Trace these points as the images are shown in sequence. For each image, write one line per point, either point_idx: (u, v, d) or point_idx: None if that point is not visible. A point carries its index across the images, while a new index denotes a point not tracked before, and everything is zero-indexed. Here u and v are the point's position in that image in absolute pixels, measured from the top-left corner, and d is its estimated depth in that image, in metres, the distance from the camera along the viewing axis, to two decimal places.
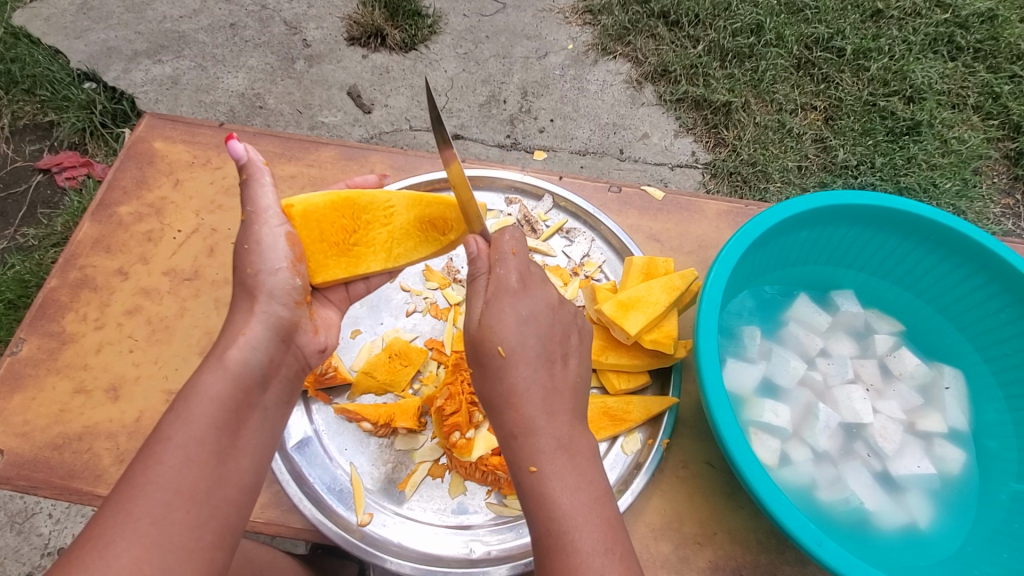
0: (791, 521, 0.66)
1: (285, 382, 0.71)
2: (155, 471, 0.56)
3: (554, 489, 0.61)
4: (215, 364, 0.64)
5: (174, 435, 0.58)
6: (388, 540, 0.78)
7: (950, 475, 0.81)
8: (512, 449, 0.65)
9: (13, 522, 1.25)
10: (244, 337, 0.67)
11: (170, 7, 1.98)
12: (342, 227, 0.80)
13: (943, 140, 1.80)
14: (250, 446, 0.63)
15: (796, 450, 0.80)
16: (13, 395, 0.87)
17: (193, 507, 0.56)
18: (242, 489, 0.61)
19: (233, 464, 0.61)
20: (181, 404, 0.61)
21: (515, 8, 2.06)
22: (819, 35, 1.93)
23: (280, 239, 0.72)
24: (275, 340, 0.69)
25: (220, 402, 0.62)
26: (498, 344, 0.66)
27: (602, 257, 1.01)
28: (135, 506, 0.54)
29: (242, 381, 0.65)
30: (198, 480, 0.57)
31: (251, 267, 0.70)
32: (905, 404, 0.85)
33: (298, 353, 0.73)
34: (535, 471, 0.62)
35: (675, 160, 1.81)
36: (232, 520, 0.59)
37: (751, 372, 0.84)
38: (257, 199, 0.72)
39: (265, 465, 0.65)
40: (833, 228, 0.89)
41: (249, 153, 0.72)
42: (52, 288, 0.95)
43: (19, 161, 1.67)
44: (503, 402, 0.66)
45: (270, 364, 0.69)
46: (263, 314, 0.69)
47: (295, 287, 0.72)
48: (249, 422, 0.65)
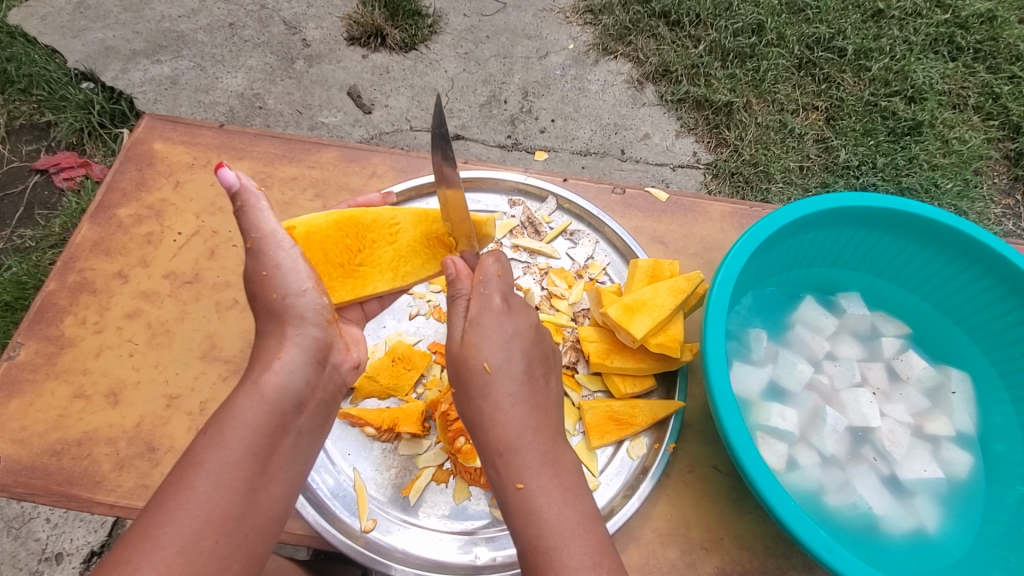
0: (801, 528, 0.65)
1: (322, 406, 0.70)
2: (187, 496, 0.55)
3: (542, 505, 0.61)
4: (251, 389, 0.64)
5: (206, 459, 0.58)
6: (394, 547, 0.77)
7: (957, 480, 0.81)
8: (496, 468, 0.64)
9: (10, 527, 1.24)
10: (280, 361, 0.67)
11: (169, 6, 1.97)
12: (347, 246, 0.81)
13: (944, 140, 1.80)
14: (282, 473, 0.63)
15: (803, 455, 0.79)
16: (11, 400, 0.86)
17: (220, 535, 0.55)
18: (272, 519, 0.60)
19: (263, 493, 0.60)
20: (218, 427, 0.61)
21: (515, 8, 2.05)
22: (820, 35, 1.92)
23: (297, 261, 0.71)
24: (312, 363, 0.69)
25: (256, 427, 0.62)
26: (484, 360, 0.66)
27: (607, 259, 1.00)
28: (163, 533, 0.52)
29: (278, 406, 0.65)
30: (229, 508, 0.57)
31: (276, 293, 0.69)
32: (912, 407, 0.85)
33: (335, 376, 0.74)
34: (521, 487, 0.62)
35: (676, 160, 1.80)
36: (257, 550, 0.58)
37: (757, 375, 0.84)
38: (259, 225, 0.69)
39: (293, 495, 0.64)
40: (840, 231, 0.88)
41: (241, 179, 0.68)
42: (50, 291, 0.93)
43: (16, 161, 1.66)
44: (509, 414, 0.66)
45: (309, 389, 0.69)
46: (297, 338, 0.69)
47: (323, 306, 0.72)
48: (281, 448, 0.64)
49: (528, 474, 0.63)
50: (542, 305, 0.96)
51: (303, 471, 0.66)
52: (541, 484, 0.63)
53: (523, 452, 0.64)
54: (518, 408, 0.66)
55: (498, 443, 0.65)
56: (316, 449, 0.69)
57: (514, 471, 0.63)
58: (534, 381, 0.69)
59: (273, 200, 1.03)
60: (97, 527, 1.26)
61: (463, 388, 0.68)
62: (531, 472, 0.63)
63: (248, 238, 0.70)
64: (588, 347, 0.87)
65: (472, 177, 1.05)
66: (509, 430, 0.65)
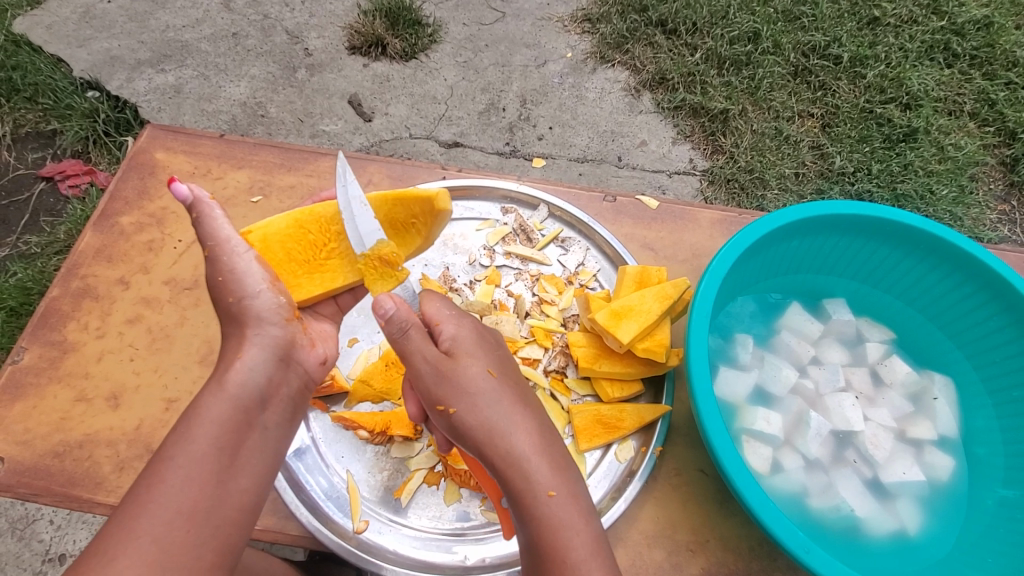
0: (780, 530, 0.66)
1: (287, 401, 0.72)
2: (158, 488, 0.58)
3: (570, 514, 0.63)
4: (215, 387, 0.66)
5: (176, 454, 0.60)
6: (384, 548, 0.79)
7: (939, 482, 0.82)
8: (524, 477, 0.65)
9: (14, 529, 1.26)
10: (242, 360, 0.69)
11: (173, 16, 2.01)
12: (310, 242, 0.82)
13: (940, 146, 1.81)
14: (250, 466, 0.64)
15: (787, 458, 0.80)
16: (14, 404, 0.88)
17: (192, 525, 0.57)
18: (244, 510, 0.62)
19: (232, 485, 0.62)
20: (186, 425, 0.63)
21: (514, 16, 2.08)
22: (815, 43, 1.94)
23: (252, 263, 0.73)
24: (274, 360, 0.71)
25: (221, 423, 0.64)
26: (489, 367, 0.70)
27: (597, 266, 1.02)
28: (137, 525, 0.55)
29: (242, 402, 0.66)
30: (199, 499, 0.59)
31: (233, 296, 0.72)
32: (895, 411, 0.86)
33: (300, 370, 0.75)
34: (554, 495, 0.63)
35: (673, 167, 1.82)
36: (231, 540, 0.59)
37: (743, 379, 0.85)
38: (216, 233, 0.73)
39: (267, 488, 0.66)
40: (824, 238, 0.90)
41: (193, 191, 0.72)
42: (54, 297, 0.96)
43: (21, 169, 1.69)
44: (521, 418, 0.68)
45: (270, 386, 0.70)
46: (256, 337, 0.71)
47: (280, 305, 0.74)
48: (248, 442, 0.65)
49: (557, 482, 0.65)
50: (533, 310, 0.98)
51: (275, 464, 0.68)
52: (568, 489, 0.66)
53: (542, 454, 0.66)
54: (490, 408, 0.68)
55: (525, 448, 0.66)
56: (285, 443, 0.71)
57: (547, 477, 0.65)
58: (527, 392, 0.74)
59: (271, 208, 1.06)
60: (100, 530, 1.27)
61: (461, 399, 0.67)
62: (552, 475, 0.65)
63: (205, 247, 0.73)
64: (577, 352, 0.88)
65: (465, 185, 1.07)
66: (524, 433, 0.67)
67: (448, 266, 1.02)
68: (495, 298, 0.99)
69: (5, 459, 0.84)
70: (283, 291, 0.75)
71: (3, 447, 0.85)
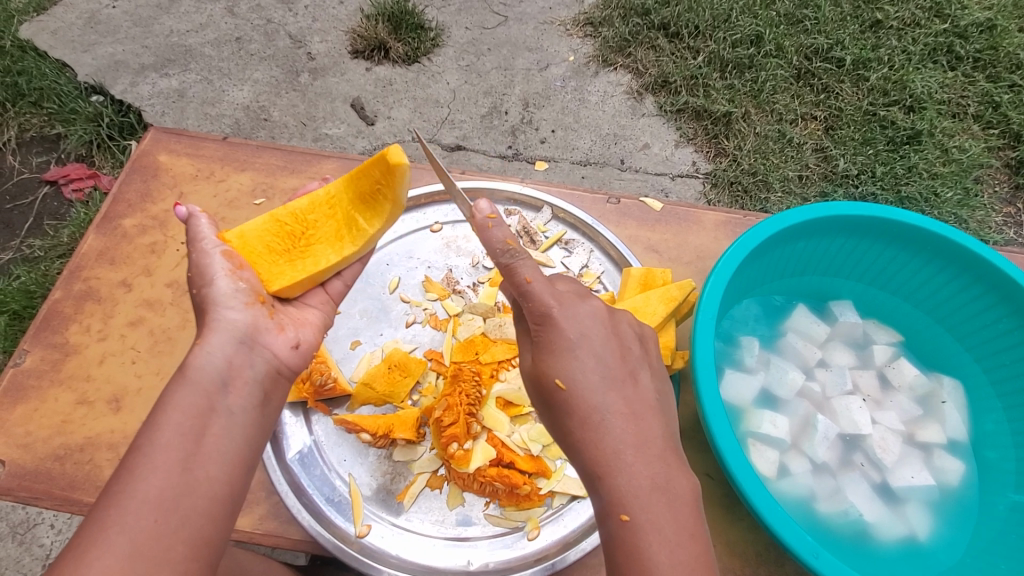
0: (788, 534, 0.65)
1: (252, 383, 0.69)
2: (126, 480, 0.57)
3: (649, 544, 0.54)
4: (178, 378, 0.65)
5: (143, 445, 0.59)
6: (386, 552, 0.78)
7: (948, 487, 0.81)
8: (596, 496, 0.59)
9: (16, 533, 1.26)
10: (203, 347, 0.67)
11: (177, 22, 2.02)
12: (289, 234, 0.83)
13: (944, 148, 1.80)
14: (217, 453, 0.62)
15: (794, 462, 0.80)
16: (15, 407, 0.88)
17: (161, 516, 0.56)
18: (216, 500, 0.60)
19: (200, 473, 0.60)
20: (154, 417, 0.62)
21: (516, 20, 2.09)
22: (818, 46, 1.94)
23: (214, 255, 0.74)
24: (235, 345, 0.69)
25: (183, 409, 0.62)
26: (556, 376, 0.61)
27: (601, 268, 1.01)
28: (107, 517, 0.54)
29: (201, 388, 0.65)
30: (165, 488, 0.57)
31: (195, 288, 0.73)
32: (904, 414, 0.85)
33: (267, 353, 0.72)
34: (626, 519, 0.55)
35: (676, 170, 1.82)
36: (206, 532, 0.58)
37: (749, 382, 0.84)
38: (197, 234, 0.75)
39: (241, 475, 0.64)
40: (830, 240, 0.89)
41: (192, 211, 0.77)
42: (56, 300, 0.96)
43: (26, 173, 1.69)
44: (602, 427, 0.59)
45: (230, 368, 0.68)
46: (216, 324, 0.69)
47: (240, 290, 0.73)
48: (213, 428, 0.63)
49: (632, 504, 0.56)
50: None
51: (245, 450, 0.65)
52: (651, 511, 0.55)
53: (617, 472, 0.57)
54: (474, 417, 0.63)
55: (598, 464, 0.58)
56: (256, 425, 0.68)
57: (619, 496, 0.56)
58: (627, 390, 0.62)
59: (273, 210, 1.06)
60: None
61: (548, 406, 0.63)
62: (628, 495, 0.56)
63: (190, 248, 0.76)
64: None
65: (467, 187, 1.07)
66: (594, 446, 0.59)
67: (452, 269, 1.01)
68: (499, 301, 0.98)
69: (5, 462, 0.84)
70: (245, 278, 0.74)
71: (4, 450, 0.85)
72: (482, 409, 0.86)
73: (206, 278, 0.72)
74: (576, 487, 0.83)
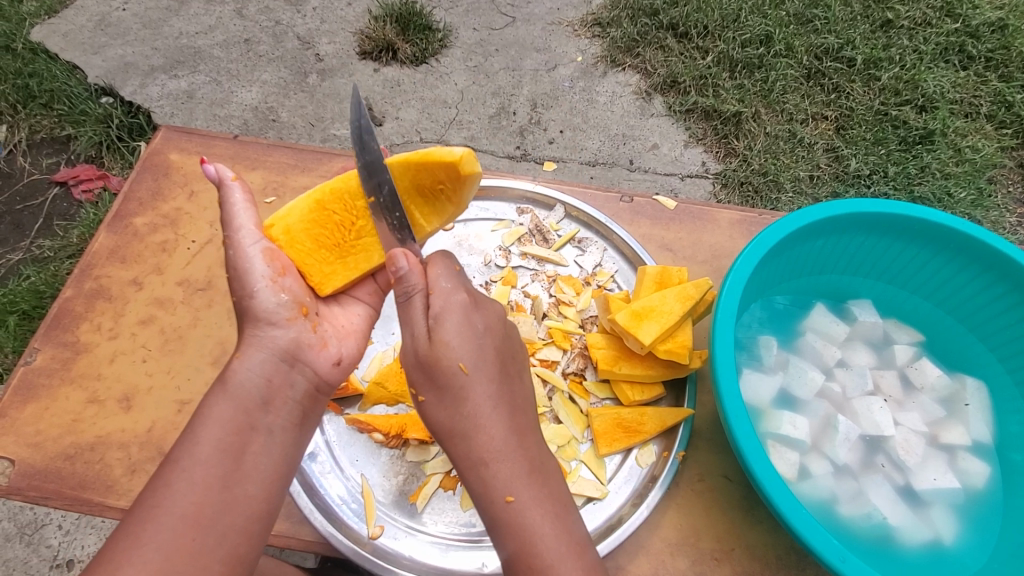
0: (812, 537, 0.64)
1: (292, 403, 0.70)
2: (163, 494, 0.60)
3: (533, 518, 0.62)
4: (220, 390, 0.67)
5: (181, 457, 0.62)
6: (400, 554, 0.77)
7: (974, 490, 0.79)
8: (482, 479, 0.64)
9: (23, 534, 1.25)
10: (241, 359, 0.69)
11: (186, 24, 2.03)
12: (336, 224, 0.79)
13: (957, 148, 1.78)
14: (256, 472, 0.65)
15: (815, 463, 0.78)
16: (26, 405, 0.87)
17: (197, 533, 0.59)
18: (252, 518, 0.63)
19: (239, 491, 0.63)
20: (194, 427, 0.65)
21: (524, 21, 2.09)
22: (828, 46, 1.93)
23: (257, 257, 0.72)
24: (275, 361, 0.70)
25: (222, 425, 0.65)
26: (459, 361, 0.66)
27: (615, 267, 1.00)
28: (144, 531, 0.58)
29: (242, 403, 0.67)
30: (203, 505, 0.60)
31: (236, 294, 0.72)
32: (926, 415, 0.84)
33: (307, 371, 0.73)
34: (512, 501, 0.63)
35: (685, 171, 1.80)
36: (240, 550, 0.61)
37: (768, 383, 0.83)
38: (234, 219, 0.73)
39: (277, 491, 0.66)
40: (849, 237, 0.88)
41: (220, 171, 0.73)
42: (68, 298, 0.95)
43: (36, 174, 1.70)
44: (491, 415, 0.66)
45: (271, 387, 0.69)
46: (256, 340, 0.70)
47: (282, 304, 0.72)
48: (252, 445, 0.66)
49: (517, 486, 0.63)
50: (550, 312, 0.96)
51: (284, 465, 0.68)
52: (532, 491, 0.64)
53: (504, 457, 0.64)
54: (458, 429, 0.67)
55: (484, 450, 0.65)
56: (298, 444, 0.70)
57: (504, 479, 0.64)
58: (511, 385, 0.70)
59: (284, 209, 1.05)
60: (107, 534, 1.26)
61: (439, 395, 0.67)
62: (513, 478, 0.64)
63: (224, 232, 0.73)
64: (596, 354, 0.86)
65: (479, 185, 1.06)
66: (484, 433, 0.65)
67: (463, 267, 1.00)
68: (512, 300, 0.97)
69: (15, 462, 0.83)
70: (286, 287, 0.73)
71: (14, 449, 0.84)
72: None
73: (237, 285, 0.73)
74: (592, 488, 0.81)
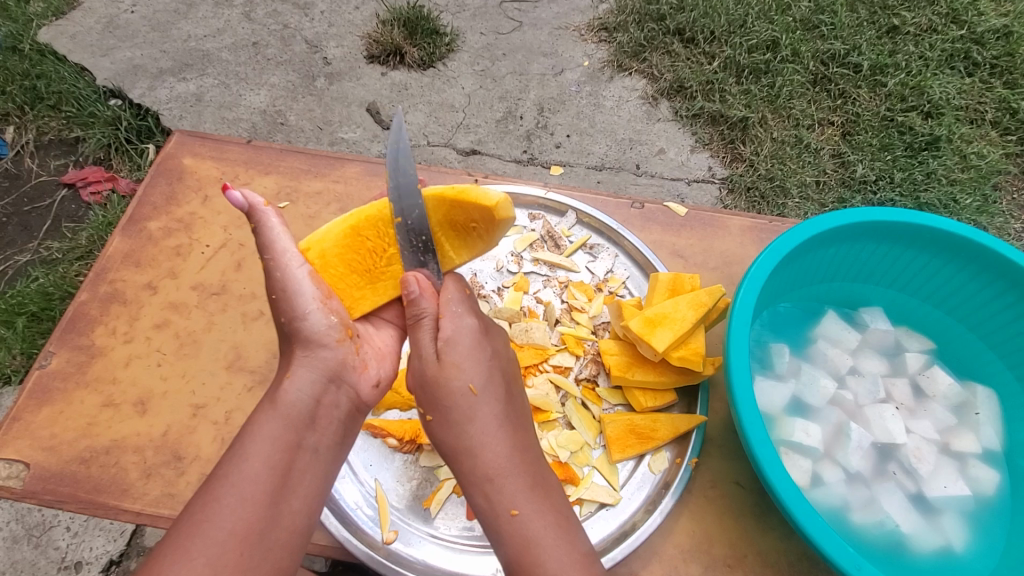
0: (828, 545, 0.64)
1: (337, 422, 0.72)
2: (212, 508, 0.61)
3: (537, 530, 0.63)
4: (270, 408, 0.69)
5: (230, 472, 0.64)
6: (414, 559, 0.77)
7: (986, 498, 0.79)
8: (485, 494, 0.65)
9: (31, 535, 1.26)
10: (291, 379, 0.71)
11: (195, 26, 2.04)
12: (368, 249, 0.79)
13: (962, 155, 1.79)
14: (303, 487, 0.66)
15: (828, 471, 0.78)
16: (41, 409, 0.88)
17: (245, 549, 0.60)
18: (296, 533, 0.64)
19: (285, 507, 0.64)
20: (243, 442, 0.67)
21: (531, 26, 2.10)
22: (834, 51, 1.94)
23: (304, 281, 0.73)
24: (322, 381, 0.72)
25: (273, 441, 0.67)
26: (470, 383, 0.68)
27: (626, 273, 1.00)
28: (192, 545, 0.59)
29: (293, 423, 0.68)
30: (252, 521, 0.62)
31: (285, 316, 0.73)
32: (938, 423, 0.84)
33: (350, 391, 0.74)
34: (515, 513, 0.63)
35: (692, 175, 1.81)
36: (283, 564, 0.62)
37: (780, 390, 0.83)
38: (273, 244, 0.72)
39: (316, 507, 0.67)
40: (861, 245, 0.88)
41: (248, 198, 0.71)
42: (82, 302, 0.96)
43: (44, 175, 1.71)
44: (497, 433, 0.67)
45: (318, 406, 0.71)
46: (307, 359, 0.72)
47: (332, 325, 0.74)
48: (299, 463, 0.67)
49: (521, 500, 0.64)
50: (563, 318, 0.96)
51: (325, 484, 0.69)
52: (535, 503, 0.64)
53: (509, 473, 0.65)
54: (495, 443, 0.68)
55: (491, 466, 0.66)
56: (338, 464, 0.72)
57: (510, 491, 0.65)
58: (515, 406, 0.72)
59: (298, 214, 1.05)
60: (116, 536, 1.27)
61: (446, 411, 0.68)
62: (517, 492, 0.65)
63: (263, 257, 0.73)
64: (609, 360, 0.86)
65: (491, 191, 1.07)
66: (491, 451, 0.66)
67: (475, 273, 1.01)
68: (524, 306, 0.98)
69: (31, 465, 0.84)
70: (334, 310, 0.75)
71: (30, 453, 0.84)
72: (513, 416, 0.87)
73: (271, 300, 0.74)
74: (605, 494, 0.81)
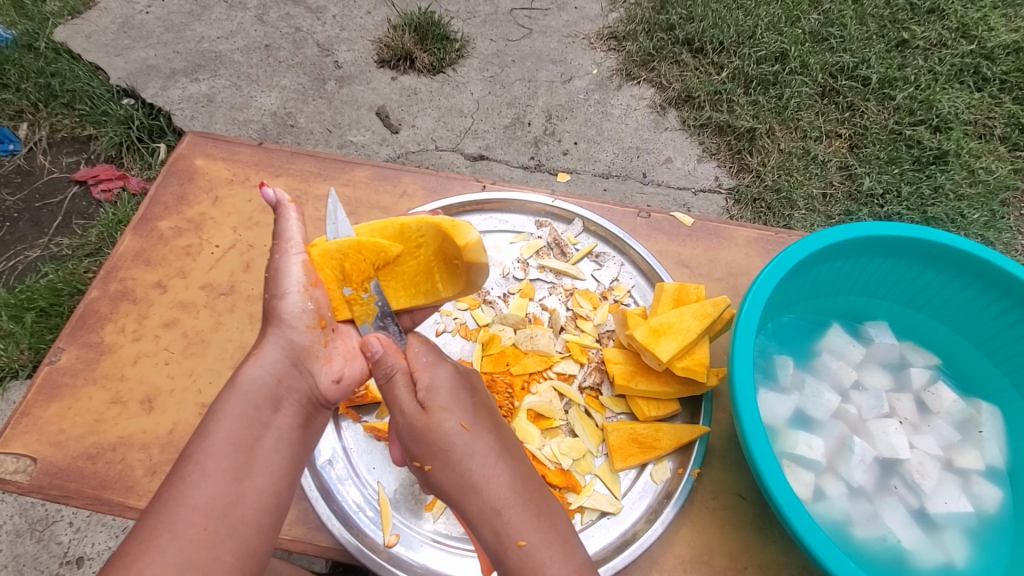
0: (828, 557, 0.64)
1: (297, 404, 0.73)
2: (178, 487, 0.62)
3: (545, 561, 0.62)
4: (231, 388, 0.70)
5: (194, 452, 0.64)
6: (416, 562, 0.77)
7: (989, 515, 0.79)
8: (492, 529, 0.64)
9: (34, 530, 1.26)
10: (259, 357, 0.72)
11: (208, 28, 2.06)
12: (367, 263, 0.78)
13: (970, 170, 1.79)
14: (268, 466, 0.67)
15: (830, 484, 0.79)
16: (50, 404, 0.89)
17: (209, 524, 0.60)
18: (262, 511, 0.64)
19: (248, 484, 0.64)
20: (206, 423, 0.68)
21: (541, 33, 2.11)
22: (843, 64, 1.94)
23: (296, 265, 0.76)
24: (286, 362, 0.73)
25: (235, 419, 0.68)
26: (460, 420, 0.69)
27: (631, 282, 1.01)
28: (158, 523, 0.59)
29: (253, 400, 0.70)
30: (216, 497, 0.62)
31: (268, 294, 0.76)
32: (941, 439, 0.84)
33: (311, 380, 0.75)
34: (523, 544, 0.63)
35: (698, 185, 1.81)
36: (250, 542, 0.62)
37: (784, 402, 0.83)
38: (284, 231, 0.78)
39: (286, 486, 0.68)
40: (868, 260, 0.88)
41: (278, 194, 0.79)
42: (93, 299, 0.97)
43: (56, 172, 1.73)
44: (497, 465, 0.68)
45: (280, 386, 0.72)
46: (276, 337, 0.74)
47: (306, 310, 0.75)
48: (263, 444, 0.68)
49: (527, 529, 0.64)
50: (568, 325, 0.97)
51: None
52: (541, 532, 0.64)
53: (513, 502, 0.65)
54: (497, 457, 0.69)
55: (497, 499, 0.66)
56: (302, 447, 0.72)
57: (516, 523, 0.64)
58: (507, 434, 0.73)
59: (307, 216, 1.06)
60: (118, 533, 1.27)
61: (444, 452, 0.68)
62: (524, 521, 0.64)
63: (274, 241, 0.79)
64: (613, 368, 0.87)
65: (498, 198, 1.08)
66: (495, 483, 0.66)
67: None
68: (529, 313, 0.98)
69: (38, 460, 0.84)
70: (315, 297, 0.76)
71: (38, 447, 0.85)
72: (514, 420, 0.87)
73: (282, 295, 0.75)
74: (606, 503, 0.81)
